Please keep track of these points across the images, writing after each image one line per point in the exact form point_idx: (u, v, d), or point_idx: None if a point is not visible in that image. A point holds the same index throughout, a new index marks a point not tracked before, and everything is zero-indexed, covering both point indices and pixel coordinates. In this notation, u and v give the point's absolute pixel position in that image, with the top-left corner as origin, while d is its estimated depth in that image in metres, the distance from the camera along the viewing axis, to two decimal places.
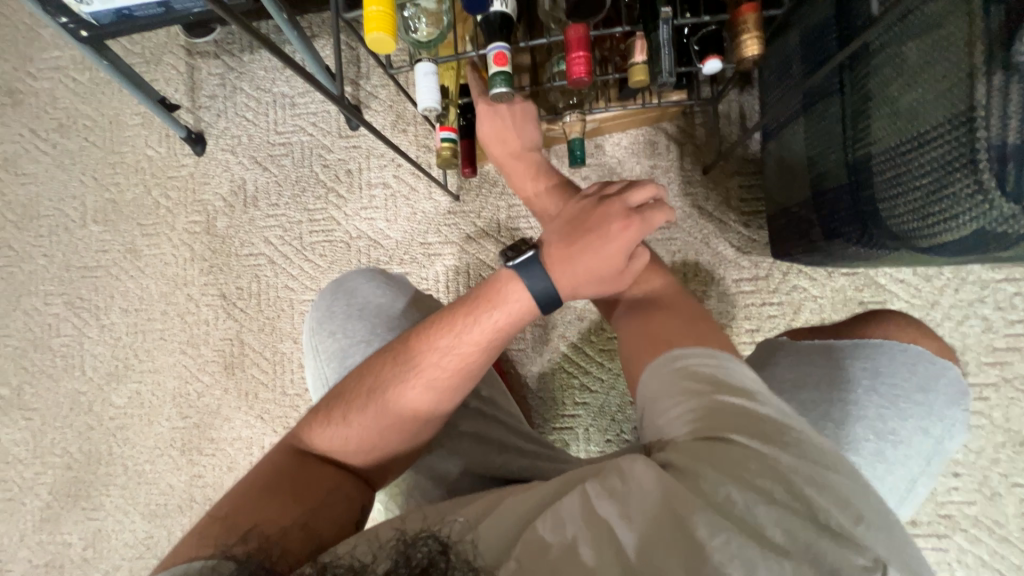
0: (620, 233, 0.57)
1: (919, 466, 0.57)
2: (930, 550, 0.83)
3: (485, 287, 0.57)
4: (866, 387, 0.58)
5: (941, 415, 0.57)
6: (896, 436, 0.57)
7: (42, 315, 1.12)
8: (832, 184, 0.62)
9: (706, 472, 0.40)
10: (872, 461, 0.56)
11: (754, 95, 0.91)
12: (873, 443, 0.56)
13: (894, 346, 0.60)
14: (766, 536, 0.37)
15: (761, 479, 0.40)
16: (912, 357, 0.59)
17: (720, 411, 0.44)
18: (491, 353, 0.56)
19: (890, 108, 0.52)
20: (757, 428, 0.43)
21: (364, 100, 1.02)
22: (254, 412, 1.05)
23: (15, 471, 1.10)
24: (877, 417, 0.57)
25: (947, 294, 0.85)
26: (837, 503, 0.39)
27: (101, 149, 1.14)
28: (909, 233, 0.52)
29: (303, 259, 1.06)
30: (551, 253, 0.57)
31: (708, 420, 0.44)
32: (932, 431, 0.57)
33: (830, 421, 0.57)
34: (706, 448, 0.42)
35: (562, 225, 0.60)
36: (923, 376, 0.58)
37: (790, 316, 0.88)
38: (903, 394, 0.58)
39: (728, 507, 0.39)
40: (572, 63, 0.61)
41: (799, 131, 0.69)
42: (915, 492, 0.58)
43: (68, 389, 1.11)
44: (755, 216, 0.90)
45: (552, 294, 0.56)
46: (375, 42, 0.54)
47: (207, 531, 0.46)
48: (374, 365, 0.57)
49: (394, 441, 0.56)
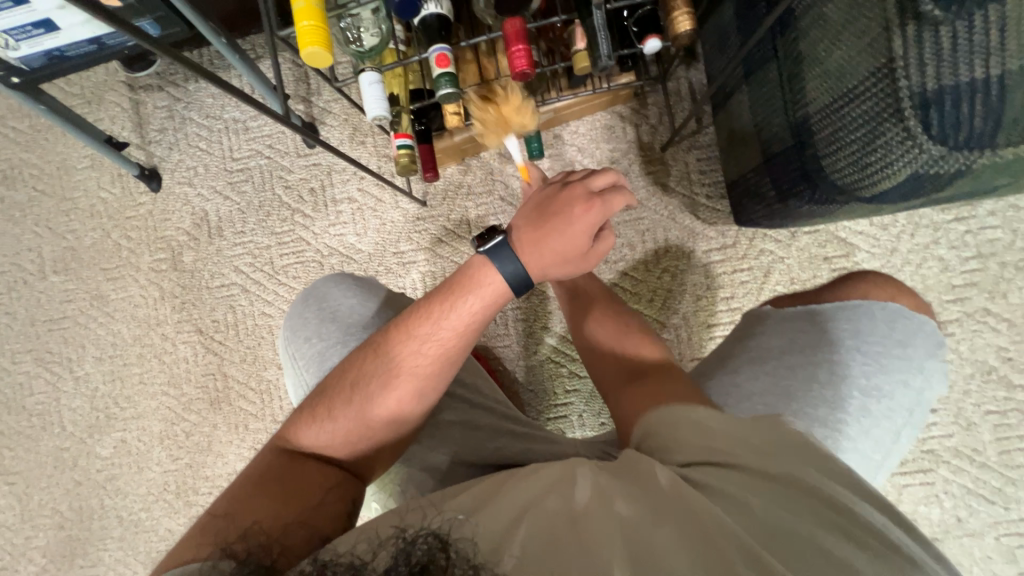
0: (583, 215, 0.57)
1: (903, 417, 0.59)
2: (917, 485, 0.87)
3: (458, 276, 0.59)
4: (849, 346, 0.60)
5: (920, 366, 0.60)
6: (880, 391, 0.59)
7: (12, 375, 1.09)
8: (780, 148, 0.64)
9: (733, 491, 0.44)
10: (858, 417, 0.58)
11: (701, 69, 0.93)
12: (858, 400, 0.58)
13: (873, 305, 0.62)
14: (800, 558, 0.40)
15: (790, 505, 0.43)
16: (890, 314, 0.61)
17: (740, 439, 0.48)
18: (470, 338, 0.58)
19: (820, 68, 0.54)
20: (771, 454, 0.47)
21: (319, 116, 1.01)
22: (247, 443, 1.04)
23: (5, 539, 1.06)
24: (862, 374, 0.59)
25: (904, 240, 0.89)
26: (856, 519, 0.43)
27: (51, 197, 1.10)
28: (851, 186, 0.54)
29: (277, 283, 1.04)
30: (520, 235, 0.58)
31: (726, 446, 0.47)
32: (912, 383, 0.59)
33: (817, 382, 0.59)
34: (730, 472, 0.45)
35: (531, 210, 0.60)
36: (902, 331, 0.61)
37: (760, 280, 0.91)
38: (885, 350, 0.60)
39: (760, 522, 0.42)
40: (513, 57, 0.62)
41: (745, 100, 0.71)
42: (900, 443, 0.60)
43: (50, 447, 1.07)
44: (717, 187, 0.92)
45: (522, 276, 0.57)
46: (311, 57, 0.54)
47: (206, 529, 0.46)
48: (356, 360, 0.57)
49: (383, 433, 0.56)
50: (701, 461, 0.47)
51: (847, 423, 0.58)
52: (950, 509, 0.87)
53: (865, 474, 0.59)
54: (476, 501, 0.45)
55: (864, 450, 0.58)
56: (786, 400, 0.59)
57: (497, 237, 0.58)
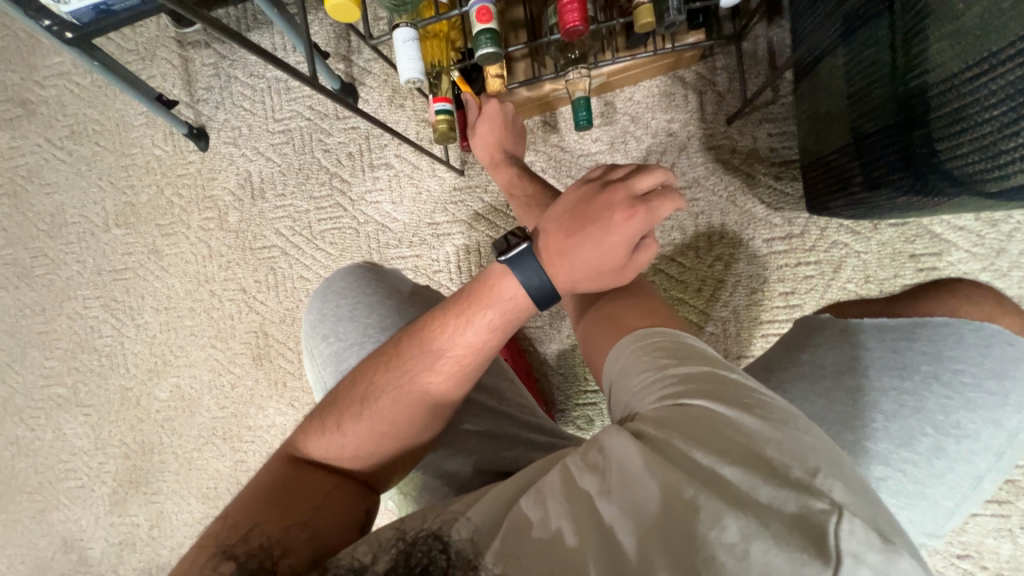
0: (621, 225, 0.52)
1: (988, 461, 0.51)
2: (989, 516, 0.78)
3: (476, 285, 0.55)
4: (925, 374, 0.52)
5: (1019, 405, 0.50)
6: (961, 430, 0.50)
7: (84, 318, 1.18)
8: (876, 125, 0.54)
9: (670, 434, 0.38)
10: (927, 458, 0.51)
11: (785, 27, 0.80)
12: (930, 438, 0.51)
13: (962, 326, 0.53)
14: (728, 489, 0.35)
15: (728, 437, 0.37)
16: (985, 339, 0.52)
17: (682, 374, 0.41)
18: (487, 355, 0.55)
19: (952, 27, 0.44)
20: (717, 390, 0.40)
21: (358, 77, 0.97)
22: (285, 399, 1.08)
23: (83, 462, 1.19)
24: (939, 408, 0.51)
25: (1017, 240, 0.75)
26: (805, 456, 0.35)
27: (112, 152, 1.15)
28: (974, 178, 0.44)
29: (315, 248, 1.05)
30: (549, 244, 0.54)
31: (671, 385, 0.41)
32: (1006, 422, 0.50)
33: (880, 412, 0.52)
34: (672, 412, 0.39)
35: (562, 213, 0.55)
36: (999, 360, 0.51)
37: (829, 276, 0.80)
38: (971, 382, 0.51)
39: (697, 467, 0.36)
40: (564, 11, 0.55)
41: (838, 65, 0.60)
42: (981, 489, 0.52)
43: (117, 386, 1.17)
44: (787, 166, 0.82)
45: (548, 290, 0.53)
46: (338, 10, 0.51)
47: (214, 530, 0.48)
48: (368, 370, 0.56)
49: (392, 444, 0.55)
50: (652, 408, 0.40)
51: (913, 463, 0.51)
52: None
53: (930, 521, 0.52)
54: (472, 500, 0.44)
55: (933, 495, 0.51)
56: (840, 429, 0.52)
57: (524, 244, 0.53)
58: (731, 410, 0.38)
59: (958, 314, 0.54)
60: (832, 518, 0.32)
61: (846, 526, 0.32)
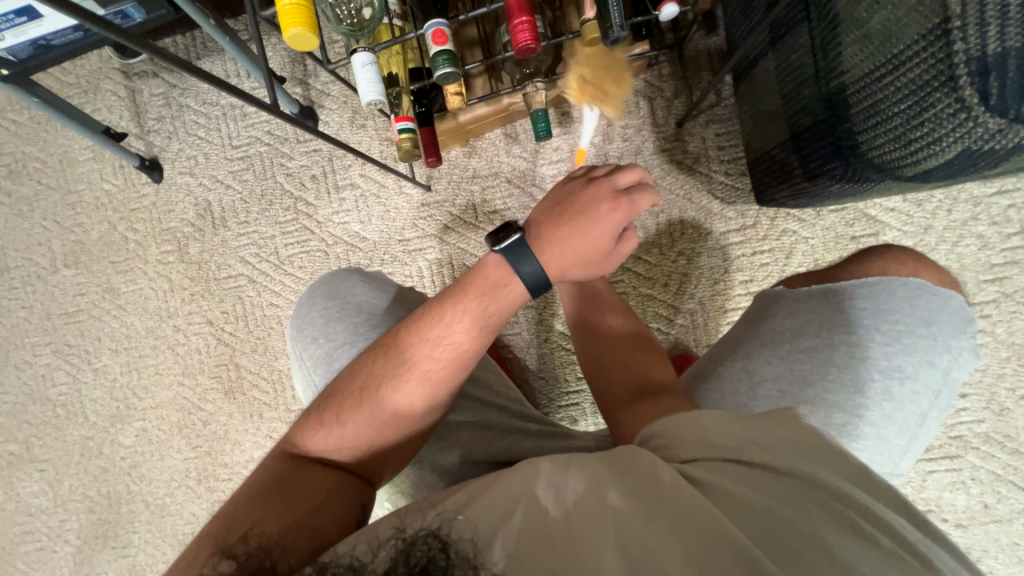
0: (608, 215, 0.55)
1: (929, 400, 0.56)
2: (943, 472, 0.84)
3: (472, 274, 0.56)
4: (867, 327, 0.57)
5: (947, 346, 0.56)
6: (903, 372, 0.55)
7: (34, 368, 1.11)
8: (808, 121, 0.59)
9: (733, 490, 0.42)
10: (879, 401, 0.55)
11: (721, 35, 0.86)
12: (879, 383, 0.55)
13: (892, 281, 0.58)
14: (797, 552, 0.38)
15: (792, 498, 0.41)
16: (911, 291, 0.57)
17: (748, 433, 0.46)
18: (483, 341, 0.56)
19: (859, 32, 0.49)
20: (777, 449, 0.45)
21: (317, 99, 0.97)
22: (262, 432, 1.05)
23: (41, 522, 1.10)
24: (882, 355, 0.56)
25: (940, 217, 0.83)
26: (879, 525, 0.40)
27: (56, 190, 1.10)
28: (892, 164, 0.50)
29: (284, 273, 1.03)
30: (541, 232, 0.56)
31: (725, 439, 0.46)
32: (939, 363, 0.55)
33: (833, 365, 0.57)
34: (735, 468, 0.44)
35: (552, 204, 0.58)
36: (926, 308, 0.57)
37: (782, 261, 0.86)
38: (906, 329, 0.56)
39: (762, 526, 0.40)
40: (515, 31, 0.58)
41: (770, 68, 0.65)
42: (926, 428, 0.56)
43: (75, 436, 1.10)
44: (735, 163, 0.87)
45: (541, 277, 0.55)
46: (295, 39, 0.52)
47: (209, 531, 0.47)
48: (365, 362, 0.56)
49: (392, 435, 0.55)
50: (706, 459, 0.45)
51: (868, 409, 0.55)
52: (977, 496, 0.84)
53: (889, 461, 0.56)
54: (472, 498, 0.44)
55: (887, 436, 0.55)
56: (802, 385, 0.57)
57: (515, 235, 0.55)
58: (788, 468, 0.43)
59: (887, 272, 0.60)
60: None
61: None
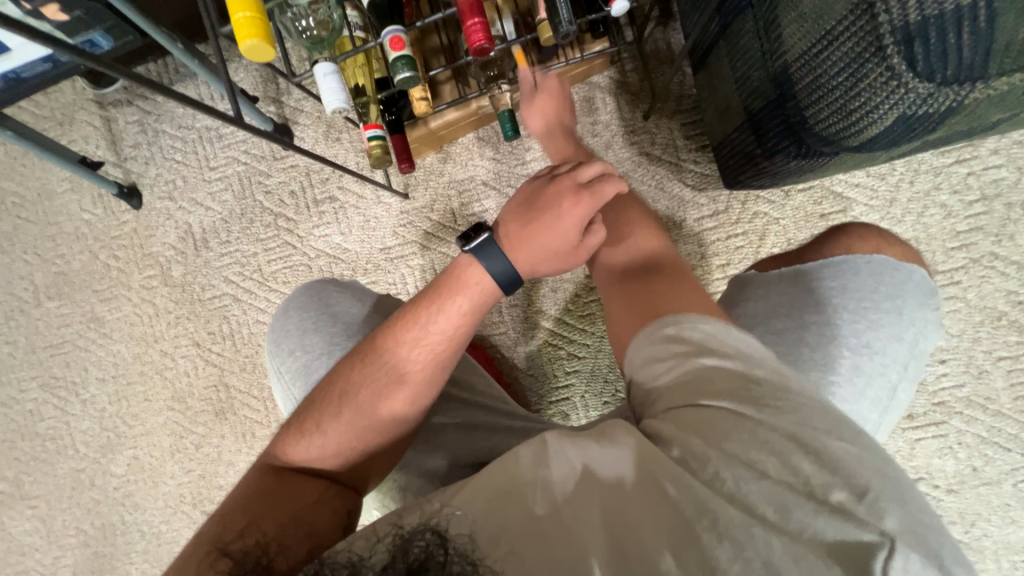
0: (571, 210, 0.56)
1: (898, 372, 0.57)
2: (930, 439, 0.85)
3: (448, 274, 0.57)
4: (836, 305, 0.58)
5: (912, 318, 0.58)
6: (872, 347, 0.57)
7: (21, 403, 1.10)
8: (760, 102, 0.61)
9: (701, 449, 0.41)
10: (850, 377, 0.56)
11: (679, 28, 0.89)
12: (849, 359, 0.57)
13: (858, 259, 0.60)
14: (760, 513, 0.38)
15: (758, 453, 0.40)
16: (876, 268, 0.59)
17: (721, 379, 0.44)
18: (461, 340, 0.57)
19: (796, 12, 0.51)
20: (747, 396, 0.43)
21: (291, 116, 0.99)
22: (256, 451, 1.04)
23: (35, 560, 1.09)
24: (852, 332, 0.57)
25: (904, 189, 0.85)
26: (840, 476, 0.39)
27: (36, 224, 1.10)
28: (838, 135, 0.52)
29: (268, 290, 1.03)
30: (508, 231, 0.58)
31: (701, 388, 0.44)
32: (906, 336, 0.57)
33: (806, 345, 0.57)
34: (705, 419, 0.42)
35: (518, 204, 0.59)
36: (890, 283, 0.59)
37: (756, 243, 0.88)
38: (873, 305, 0.58)
39: (728, 489, 0.40)
40: (469, 32, 0.60)
41: (723, 57, 0.68)
42: (896, 399, 0.58)
43: (66, 469, 1.09)
44: (703, 150, 0.89)
45: (511, 274, 0.56)
46: (252, 50, 0.53)
47: (206, 528, 0.49)
48: (345, 369, 0.57)
49: (374, 440, 0.55)
50: (680, 411, 0.44)
51: (841, 385, 0.56)
52: (965, 460, 0.85)
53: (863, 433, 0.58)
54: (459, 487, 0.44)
55: (860, 410, 0.57)
56: None
57: (485, 234, 0.57)
58: (751, 416, 0.42)
59: (853, 251, 0.61)
60: (873, 551, 0.36)
61: (894, 562, 0.36)
